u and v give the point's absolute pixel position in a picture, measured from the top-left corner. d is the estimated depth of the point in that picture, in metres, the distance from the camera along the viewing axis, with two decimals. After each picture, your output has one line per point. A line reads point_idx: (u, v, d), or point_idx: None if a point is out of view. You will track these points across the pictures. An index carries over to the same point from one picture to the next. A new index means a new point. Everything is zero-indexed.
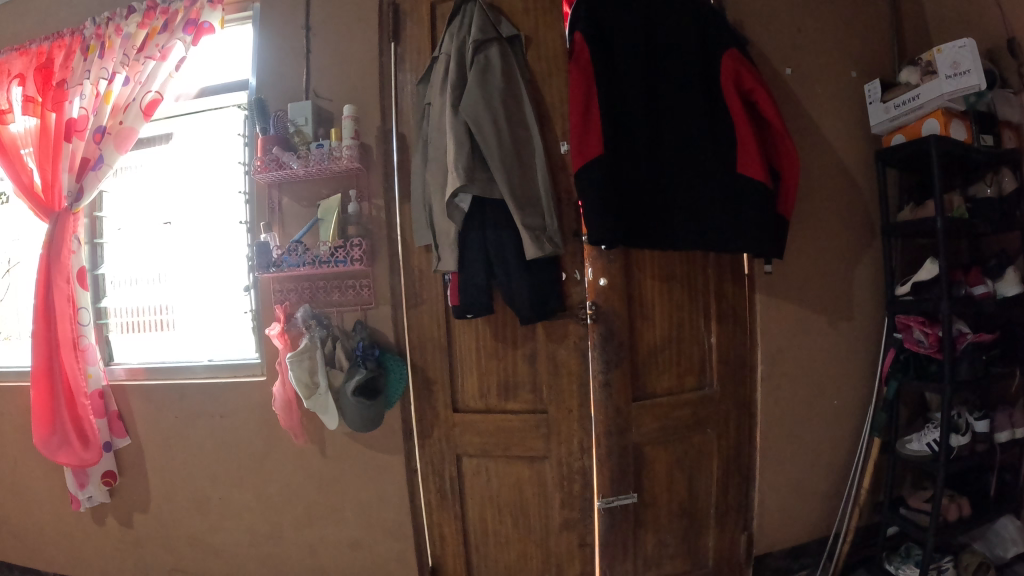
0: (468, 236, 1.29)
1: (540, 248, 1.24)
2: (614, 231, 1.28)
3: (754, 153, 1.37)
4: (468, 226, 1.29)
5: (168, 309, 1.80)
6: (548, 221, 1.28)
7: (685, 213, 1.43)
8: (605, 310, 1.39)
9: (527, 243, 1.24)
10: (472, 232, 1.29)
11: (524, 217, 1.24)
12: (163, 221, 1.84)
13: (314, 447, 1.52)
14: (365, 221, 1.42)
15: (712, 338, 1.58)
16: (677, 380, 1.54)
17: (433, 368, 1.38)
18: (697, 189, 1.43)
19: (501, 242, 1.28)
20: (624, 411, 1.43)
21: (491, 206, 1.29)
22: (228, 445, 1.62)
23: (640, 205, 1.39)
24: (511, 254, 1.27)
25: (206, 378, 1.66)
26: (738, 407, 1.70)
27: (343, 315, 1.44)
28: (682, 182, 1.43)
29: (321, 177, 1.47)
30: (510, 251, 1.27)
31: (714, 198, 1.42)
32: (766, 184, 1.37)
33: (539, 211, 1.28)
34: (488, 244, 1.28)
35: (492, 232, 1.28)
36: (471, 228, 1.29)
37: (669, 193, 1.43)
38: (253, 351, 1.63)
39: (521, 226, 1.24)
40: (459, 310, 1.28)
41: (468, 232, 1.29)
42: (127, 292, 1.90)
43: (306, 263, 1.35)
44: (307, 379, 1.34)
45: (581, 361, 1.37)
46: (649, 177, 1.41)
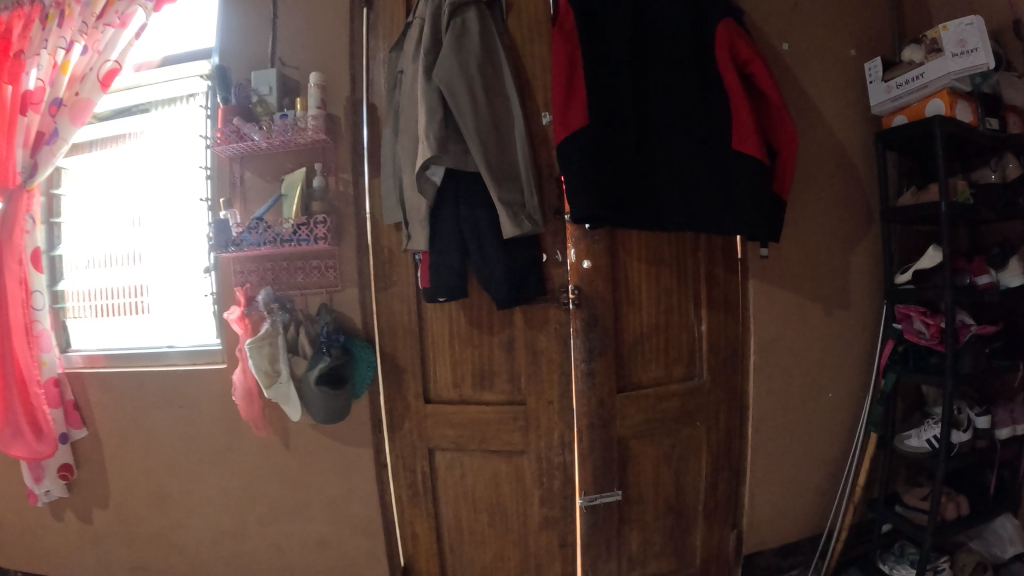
0: (440, 212, 1.18)
1: (519, 226, 1.12)
2: (600, 209, 1.17)
3: (750, 130, 1.30)
4: (439, 202, 1.18)
5: (145, 291, 1.67)
6: (527, 197, 1.17)
7: (676, 194, 1.34)
8: (589, 293, 1.29)
9: (503, 220, 1.12)
10: (444, 208, 1.17)
11: (500, 191, 1.12)
12: (125, 201, 1.74)
13: (276, 439, 1.42)
14: (331, 197, 1.32)
15: (702, 327, 1.50)
16: (665, 370, 1.46)
17: (403, 356, 1.29)
18: (690, 168, 1.34)
19: (475, 219, 1.16)
20: (608, 403, 1.35)
21: (465, 180, 1.18)
22: (188, 437, 1.52)
23: (628, 184, 1.29)
24: (485, 231, 1.15)
25: (181, 365, 1.53)
26: (729, 400, 1.62)
27: (307, 298, 1.34)
28: (674, 160, 1.34)
29: (286, 151, 1.37)
30: (484, 229, 1.15)
31: (707, 179, 1.34)
32: (762, 161, 1.30)
33: (518, 186, 1.17)
34: (462, 220, 1.16)
35: (466, 208, 1.16)
36: (442, 204, 1.17)
37: (659, 172, 1.34)
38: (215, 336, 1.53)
39: (497, 201, 1.12)
40: (430, 292, 1.17)
41: (441, 207, 1.18)
42: (86, 276, 1.79)
43: (266, 241, 1.24)
44: (268, 366, 1.23)
45: (563, 349, 1.27)
46: (638, 154, 1.31)
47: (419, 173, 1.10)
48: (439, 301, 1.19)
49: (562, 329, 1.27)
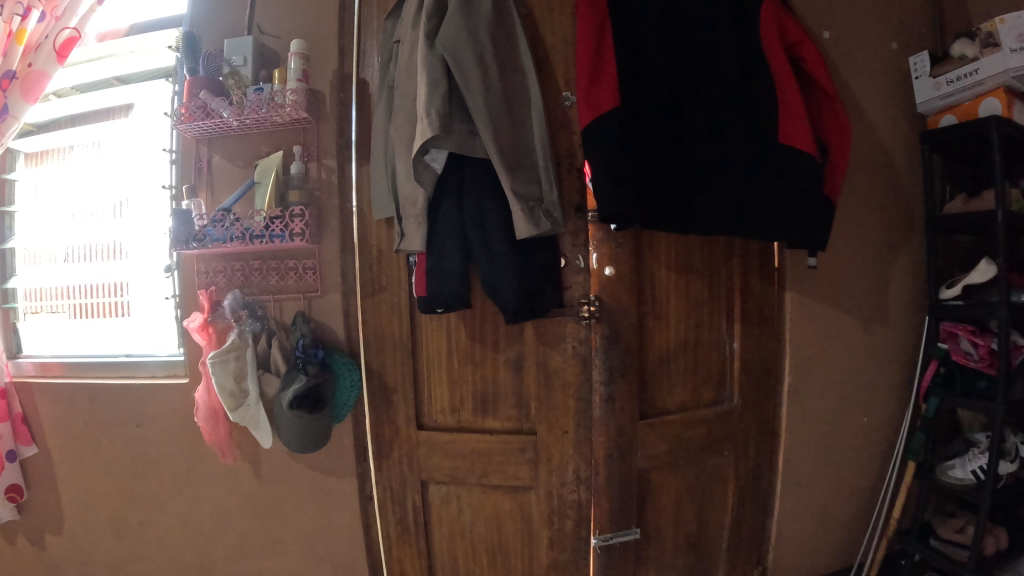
0: (439, 205, 0.98)
1: (535, 225, 0.94)
2: (633, 206, 0.99)
3: (799, 121, 1.16)
4: (439, 193, 0.98)
5: (128, 288, 1.44)
6: (544, 190, 0.98)
7: (715, 191, 1.15)
8: (612, 304, 1.09)
9: (516, 217, 0.93)
10: (444, 201, 0.98)
11: (514, 182, 0.93)
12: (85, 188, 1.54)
13: (245, 467, 1.23)
14: (312, 186, 1.12)
15: (734, 344, 1.32)
16: (692, 393, 1.27)
17: (393, 374, 1.10)
18: (731, 162, 1.16)
19: (482, 216, 0.97)
20: (629, 431, 1.17)
21: (471, 167, 0.98)
22: (144, 461, 1.32)
23: (660, 177, 1.11)
24: (494, 230, 0.96)
25: (155, 376, 1.30)
26: (759, 426, 1.44)
27: (282, 305, 1.14)
28: (713, 153, 1.16)
29: (262, 131, 1.17)
30: (492, 227, 0.96)
31: (750, 175, 1.16)
32: (813, 156, 1.15)
33: (534, 176, 0.98)
34: (466, 215, 0.97)
35: (471, 202, 0.97)
36: (443, 196, 0.98)
37: (696, 165, 1.15)
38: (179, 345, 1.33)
39: (509, 193, 0.93)
40: (426, 302, 0.98)
41: (441, 200, 0.98)
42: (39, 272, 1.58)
43: (234, 237, 1.05)
44: (232, 386, 1.04)
45: (579, 371, 1.08)
46: (672, 144, 1.14)
47: (418, 157, 0.90)
48: (437, 312, 0.99)
49: (579, 346, 1.07)
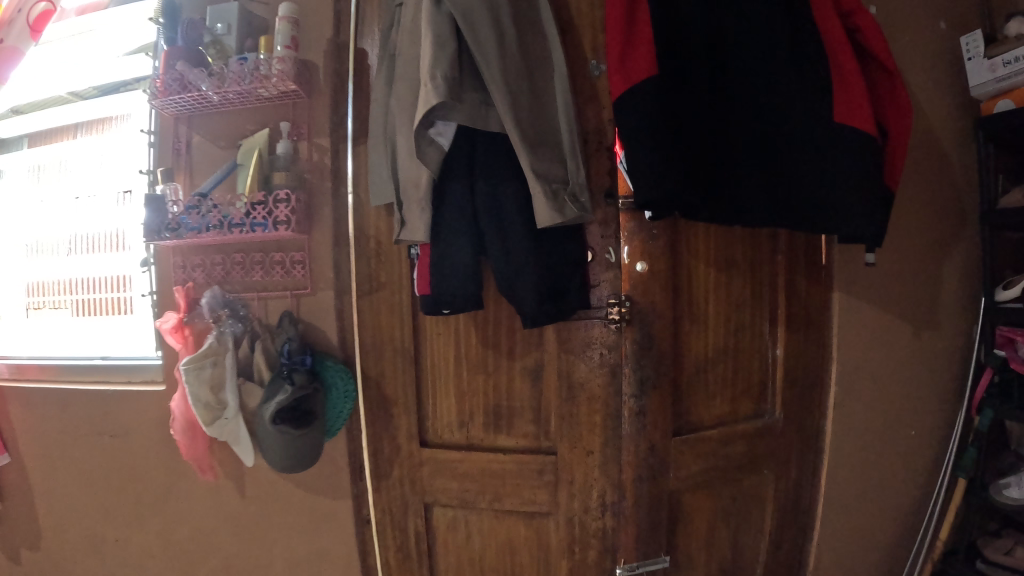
0: (446, 188, 0.84)
1: (560, 212, 0.79)
2: (673, 191, 0.83)
3: (861, 97, 1.00)
4: (445, 174, 0.83)
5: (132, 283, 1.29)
6: (569, 170, 0.83)
7: (761, 176, 1.00)
8: (644, 305, 0.94)
9: (536, 200, 0.78)
10: (452, 183, 0.83)
11: (535, 160, 0.78)
12: (67, 174, 1.41)
13: (226, 487, 1.09)
14: (301, 168, 0.98)
15: (777, 350, 1.17)
16: (730, 405, 1.12)
17: (393, 384, 0.96)
18: (779, 143, 1.01)
19: (497, 200, 0.82)
20: (662, 449, 1.02)
21: (484, 143, 0.84)
22: (116, 477, 1.19)
23: (700, 160, 0.96)
24: (511, 217, 0.82)
25: (140, 383, 1.17)
26: (800, 441, 1.30)
27: (266, 304, 0.99)
28: (760, 133, 1.01)
29: (247, 107, 1.04)
30: (508, 214, 0.82)
31: (801, 158, 1.01)
32: (878, 138, 0.99)
33: (558, 156, 0.84)
34: (478, 201, 0.83)
35: (483, 184, 0.82)
36: (450, 177, 0.83)
37: (741, 148, 1.00)
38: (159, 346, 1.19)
39: (529, 172, 0.78)
40: (430, 301, 0.83)
41: (449, 183, 0.84)
42: (21, 265, 1.47)
43: (212, 226, 0.92)
44: (208, 397, 0.91)
45: (606, 381, 0.93)
46: (713, 121, 0.98)
47: (420, 128, 0.75)
48: (443, 314, 0.85)
49: (607, 353, 0.93)
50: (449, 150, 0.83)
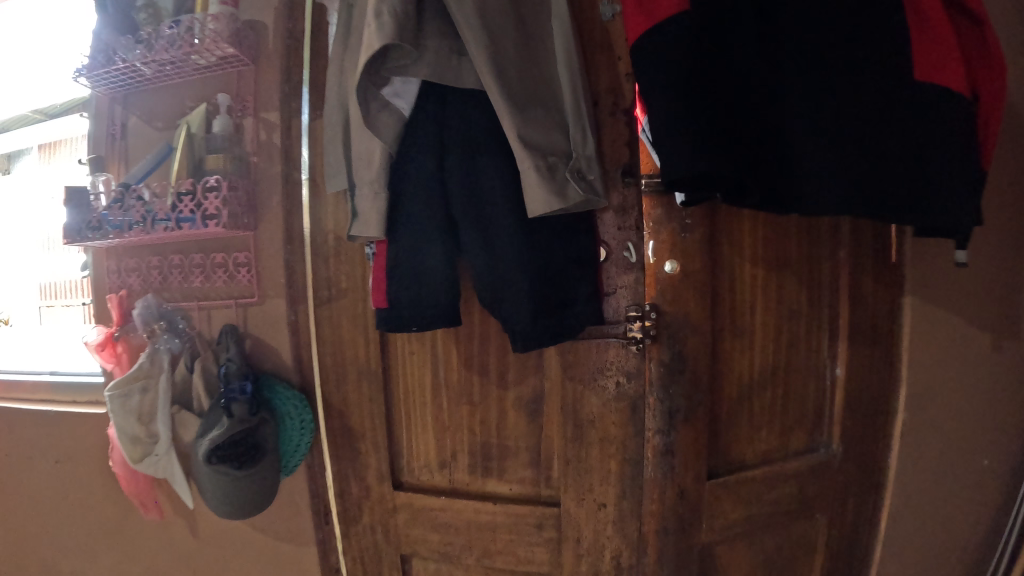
0: (411, 169, 0.64)
1: (561, 195, 0.59)
2: (716, 165, 0.61)
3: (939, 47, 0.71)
4: (407, 150, 0.64)
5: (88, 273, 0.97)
6: (572, 140, 0.62)
7: (844, 143, 0.70)
8: (672, 316, 0.73)
9: (525, 180, 0.58)
10: (417, 161, 0.64)
11: (523, 126, 0.58)
12: (27, 166, 1.25)
13: (175, 528, 0.93)
14: (246, 150, 0.80)
15: (838, 369, 0.93)
16: (778, 439, 0.90)
17: (359, 414, 0.79)
18: (869, 98, 0.71)
19: (477, 184, 0.63)
20: (695, 498, 0.80)
21: (458, 107, 0.64)
22: (56, 511, 1.03)
23: (743, 123, 0.72)
24: (495, 206, 0.62)
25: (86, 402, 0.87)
26: (862, 479, 1.06)
27: (209, 316, 0.82)
28: (843, 83, 0.71)
29: (189, 81, 0.87)
30: (493, 201, 0.62)
31: (897, 121, 0.71)
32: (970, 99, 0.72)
33: (558, 121, 0.63)
34: (453, 183, 0.63)
35: (458, 161, 0.63)
36: (415, 154, 0.64)
37: (813, 102, 0.70)
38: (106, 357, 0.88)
39: (515, 142, 0.57)
40: (389, 317, 0.64)
41: (414, 161, 0.64)
42: (18, 261, 1.25)
43: (137, 225, 0.76)
44: (136, 429, 0.76)
45: (624, 417, 0.74)
46: (767, 71, 0.72)
47: (367, 85, 0.57)
48: (404, 332, 0.65)
49: (625, 382, 0.73)
50: (416, 121, 0.64)
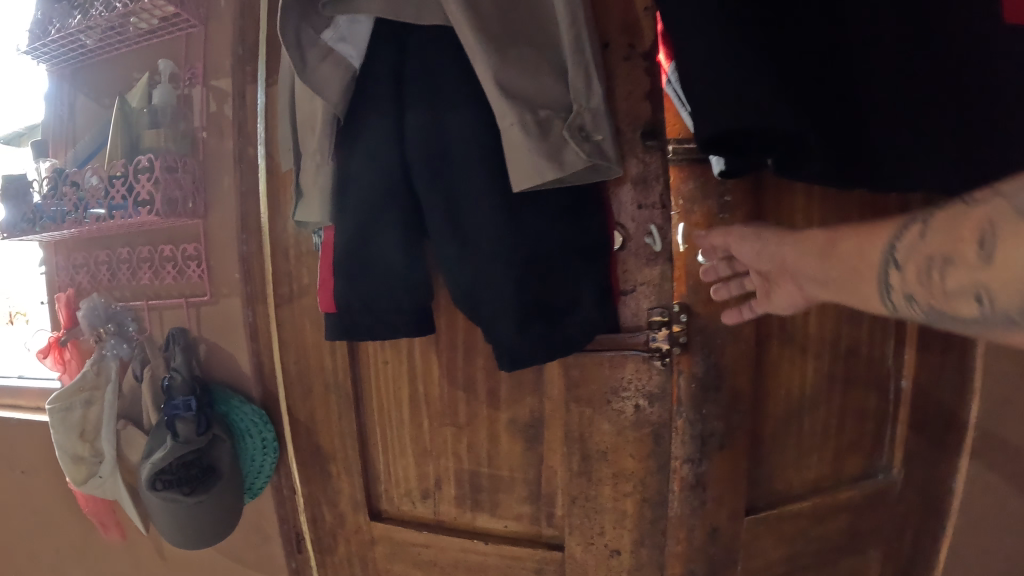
0: (364, 134, 0.52)
1: (542, 165, 0.45)
2: (777, 115, 0.41)
3: None
4: (359, 111, 0.52)
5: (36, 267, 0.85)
6: (573, 84, 0.48)
7: (943, 83, 0.49)
8: (707, 318, 0.59)
9: (510, 142, 0.46)
10: (372, 125, 0.52)
11: (501, 72, 0.45)
12: None
13: (141, 548, 0.85)
14: (195, 127, 0.69)
15: (903, 379, 0.70)
16: (830, 465, 0.71)
17: (332, 433, 0.68)
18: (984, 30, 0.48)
19: (447, 151, 0.51)
20: (730, 540, 0.66)
21: (422, 51, 0.51)
22: (17, 530, 0.94)
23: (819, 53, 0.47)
24: (474, 179, 0.50)
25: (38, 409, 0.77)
26: (969, 532, 0.74)
27: (160, 318, 0.72)
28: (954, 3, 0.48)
29: (135, 51, 0.76)
30: (470, 174, 0.50)
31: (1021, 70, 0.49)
32: None
33: (548, 66, 0.48)
34: (415, 150, 0.51)
35: (422, 123, 0.50)
36: (369, 115, 0.52)
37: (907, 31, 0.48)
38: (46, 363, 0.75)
39: (493, 91, 0.45)
40: (340, 319, 0.54)
41: (369, 124, 0.52)
42: None
43: (71, 215, 0.66)
44: (79, 446, 0.67)
45: (644, 448, 0.61)
46: None
47: (300, 25, 0.46)
48: (362, 339, 0.54)
49: (647, 405, 0.60)
50: (370, 74, 0.52)
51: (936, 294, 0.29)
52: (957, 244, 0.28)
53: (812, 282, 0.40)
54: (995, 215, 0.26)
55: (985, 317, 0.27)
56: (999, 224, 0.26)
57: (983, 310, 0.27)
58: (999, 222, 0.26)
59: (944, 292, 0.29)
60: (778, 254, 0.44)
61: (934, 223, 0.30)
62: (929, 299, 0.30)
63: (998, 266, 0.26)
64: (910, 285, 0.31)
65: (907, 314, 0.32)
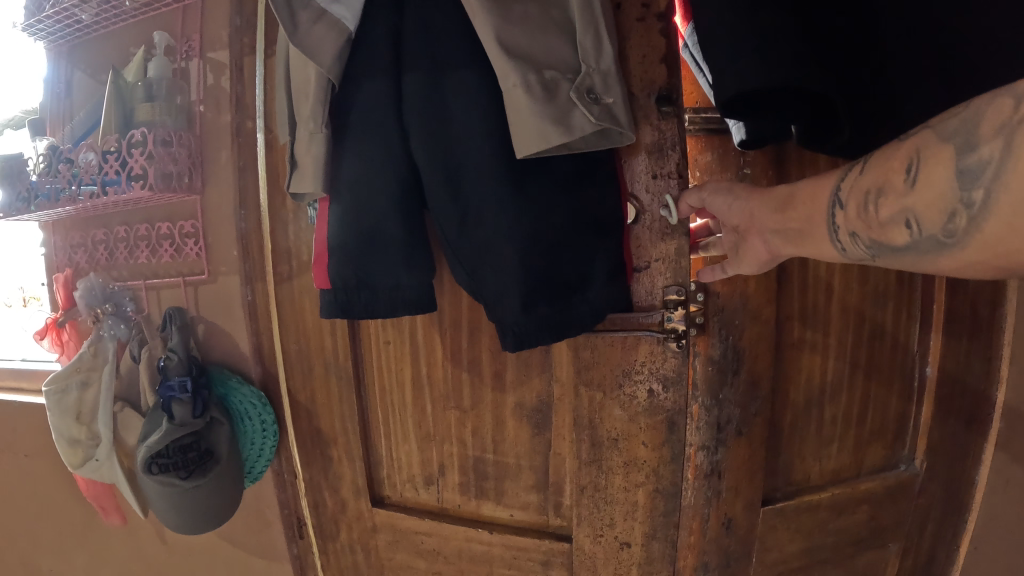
0: (359, 102, 0.49)
1: (547, 127, 0.42)
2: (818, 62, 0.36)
3: None
4: (354, 76, 0.49)
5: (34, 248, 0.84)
6: (582, 42, 0.45)
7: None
8: (725, 298, 0.56)
9: (512, 103, 0.43)
10: (367, 90, 0.49)
11: (503, 30, 0.43)
12: None
13: (143, 534, 0.84)
14: (192, 100, 0.67)
15: (928, 366, 0.66)
16: (851, 454, 0.68)
17: (332, 417, 0.66)
18: None
19: (446, 118, 0.48)
20: (746, 530, 0.63)
21: (420, 10, 0.48)
22: (22, 515, 0.93)
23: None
24: (476, 147, 0.47)
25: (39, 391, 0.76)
26: (997, 525, 0.71)
27: (158, 299, 0.71)
28: None
29: (130, 25, 0.73)
30: (471, 142, 0.47)
31: None
32: None
33: (556, 26, 0.45)
34: (413, 118, 0.48)
35: (421, 88, 0.48)
36: (364, 81, 0.49)
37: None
38: (45, 345, 0.74)
39: (495, 50, 0.43)
40: (334, 300, 0.50)
41: (365, 91, 0.49)
42: None
43: (64, 192, 0.64)
44: (76, 430, 0.66)
45: (657, 437, 0.58)
46: None
47: None
48: (357, 319, 0.51)
49: (660, 390, 0.57)
50: (367, 35, 0.49)
51: (874, 226, 0.31)
52: (888, 175, 0.30)
53: (773, 235, 0.39)
54: (922, 143, 0.28)
55: (915, 242, 0.29)
56: (927, 151, 0.28)
57: (914, 235, 0.29)
58: (926, 149, 0.28)
59: (880, 223, 0.31)
60: (746, 207, 0.41)
61: (867, 162, 0.32)
62: (868, 232, 0.31)
63: (925, 190, 0.28)
64: (852, 219, 0.32)
65: (853, 254, 0.33)
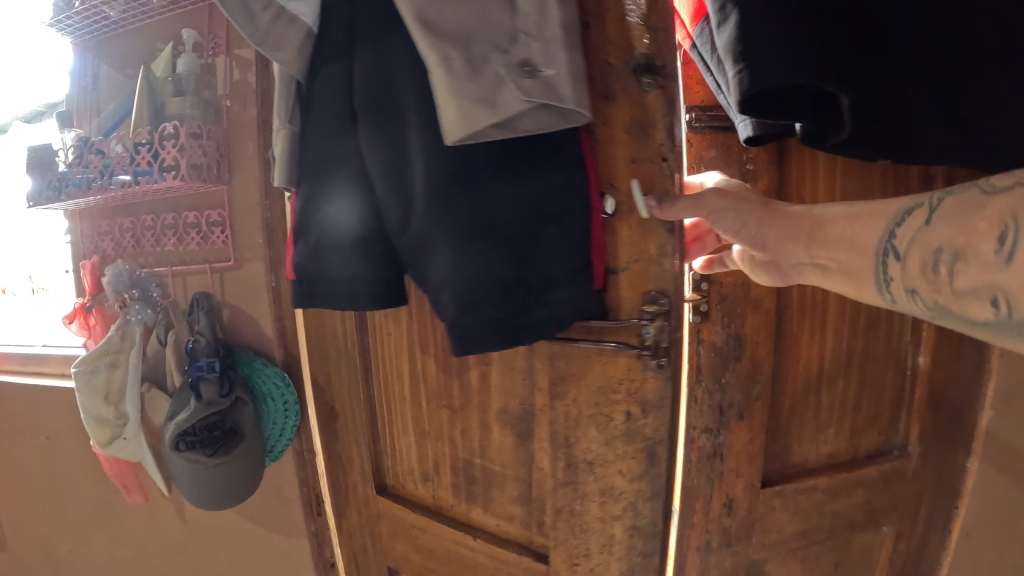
0: (318, 93, 0.53)
1: (457, 108, 0.43)
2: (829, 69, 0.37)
3: None
4: (315, 68, 0.53)
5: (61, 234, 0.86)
6: (517, 17, 0.45)
7: None
8: (728, 286, 0.58)
9: (435, 83, 0.44)
10: (324, 80, 0.52)
11: (424, 12, 0.44)
12: None
13: (163, 511, 0.86)
14: (219, 95, 0.70)
15: (920, 355, 0.70)
16: (847, 440, 0.71)
17: (348, 402, 0.69)
18: None
19: (396, 104, 0.50)
20: (749, 510, 0.66)
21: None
22: (44, 491, 0.96)
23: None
24: (416, 131, 0.49)
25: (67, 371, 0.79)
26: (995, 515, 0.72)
27: (184, 283, 0.73)
28: None
29: (156, 21, 0.76)
30: (414, 126, 0.49)
31: None
32: None
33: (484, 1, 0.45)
34: (359, 104, 0.51)
35: (368, 76, 0.50)
36: (319, 71, 0.53)
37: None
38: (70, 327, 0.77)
39: (416, 33, 0.44)
40: (301, 287, 0.55)
41: (320, 80, 0.53)
42: None
43: (96, 182, 0.67)
44: (103, 409, 0.69)
45: (636, 468, 0.58)
46: None
47: None
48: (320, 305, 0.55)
49: (639, 415, 0.57)
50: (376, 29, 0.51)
51: (945, 292, 0.30)
52: (974, 241, 0.29)
53: (807, 266, 0.41)
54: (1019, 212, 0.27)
55: (997, 322, 0.28)
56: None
57: (998, 314, 0.28)
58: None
59: (955, 290, 0.30)
60: (759, 237, 0.44)
61: (945, 221, 0.31)
62: (940, 298, 0.31)
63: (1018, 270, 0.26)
64: (917, 279, 0.32)
65: (913, 311, 0.33)
